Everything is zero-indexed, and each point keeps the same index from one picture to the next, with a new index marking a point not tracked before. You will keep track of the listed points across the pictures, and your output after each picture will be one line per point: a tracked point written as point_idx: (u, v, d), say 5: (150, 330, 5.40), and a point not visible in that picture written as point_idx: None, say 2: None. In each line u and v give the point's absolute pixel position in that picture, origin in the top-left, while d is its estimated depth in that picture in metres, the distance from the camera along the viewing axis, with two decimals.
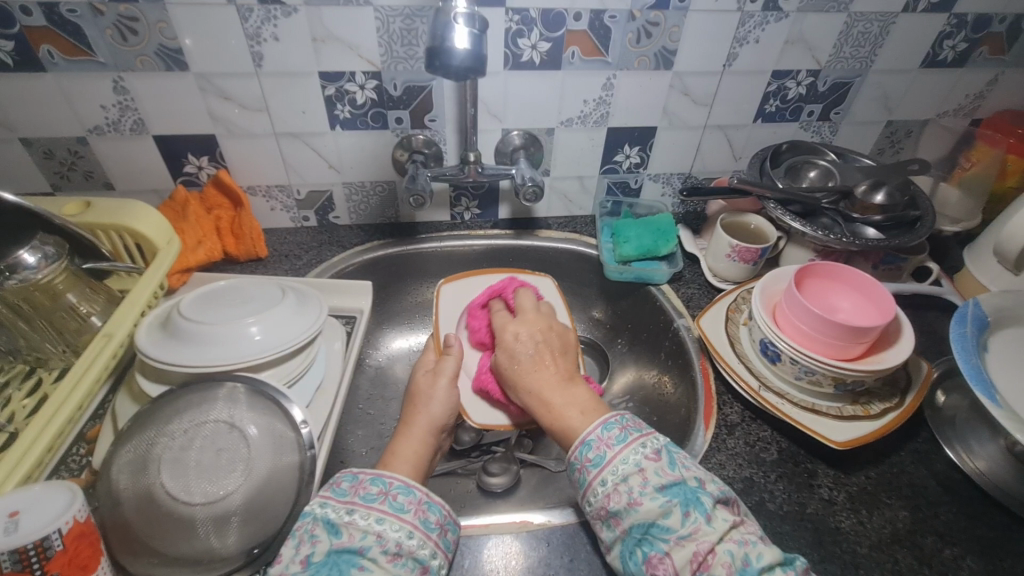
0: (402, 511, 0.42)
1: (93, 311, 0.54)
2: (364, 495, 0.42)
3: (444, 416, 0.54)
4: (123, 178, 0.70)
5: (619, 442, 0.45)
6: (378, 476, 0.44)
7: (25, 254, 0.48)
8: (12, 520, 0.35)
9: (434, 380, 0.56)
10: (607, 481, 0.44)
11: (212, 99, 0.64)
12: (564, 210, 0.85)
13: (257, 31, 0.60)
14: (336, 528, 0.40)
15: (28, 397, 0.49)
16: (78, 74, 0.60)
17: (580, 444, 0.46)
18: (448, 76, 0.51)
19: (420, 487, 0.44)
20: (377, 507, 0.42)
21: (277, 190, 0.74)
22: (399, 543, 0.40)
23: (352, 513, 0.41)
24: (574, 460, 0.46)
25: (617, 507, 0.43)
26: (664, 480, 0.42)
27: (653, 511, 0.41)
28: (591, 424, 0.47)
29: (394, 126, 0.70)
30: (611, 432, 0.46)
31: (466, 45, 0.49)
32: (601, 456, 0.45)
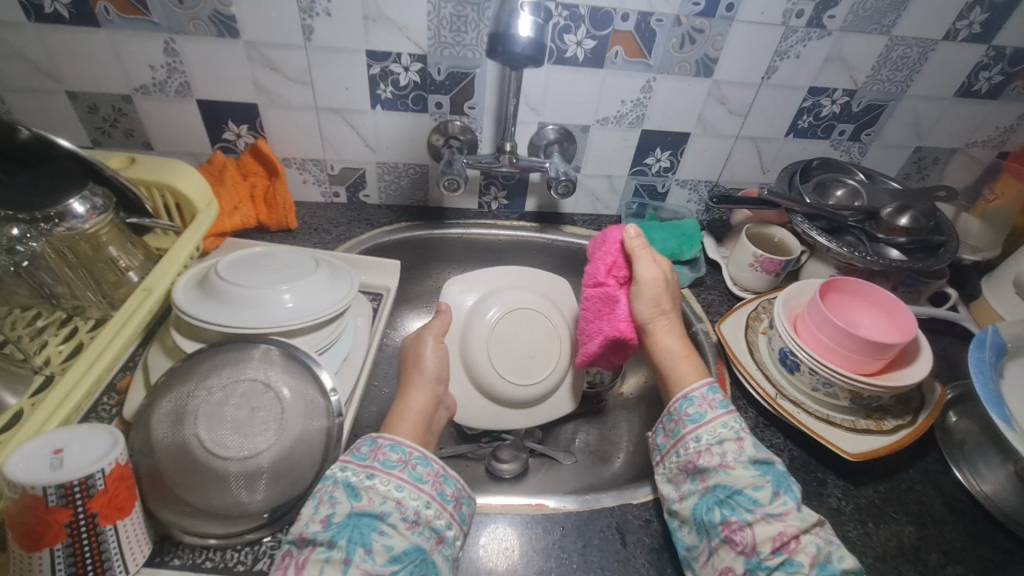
0: (421, 480, 0.43)
1: (131, 266, 0.55)
2: (383, 461, 0.43)
3: (438, 369, 0.56)
4: (162, 139, 0.71)
5: (721, 406, 0.49)
6: (397, 444, 0.45)
7: (75, 203, 0.48)
8: (57, 457, 0.36)
9: (421, 338, 0.58)
10: (702, 438, 0.48)
11: (259, 69, 0.65)
12: (590, 208, 0.86)
13: (311, 4, 0.60)
14: (356, 491, 0.41)
15: (64, 343, 0.50)
16: (131, 33, 0.61)
17: (683, 398, 0.50)
18: (507, 62, 0.52)
19: (437, 460, 0.46)
20: (396, 474, 0.43)
21: (311, 163, 0.75)
22: (417, 512, 0.41)
23: (372, 478, 0.42)
24: (672, 411, 0.51)
25: (706, 465, 0.46)
26: (758, 456, 0.46)
27: (742, 478, 0.44)
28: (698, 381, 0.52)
29: (433, 111, 0.71)
30: (716, 396, 0.50)
31: (528, 33, 0.50)
32: (701, 413, 0.49)
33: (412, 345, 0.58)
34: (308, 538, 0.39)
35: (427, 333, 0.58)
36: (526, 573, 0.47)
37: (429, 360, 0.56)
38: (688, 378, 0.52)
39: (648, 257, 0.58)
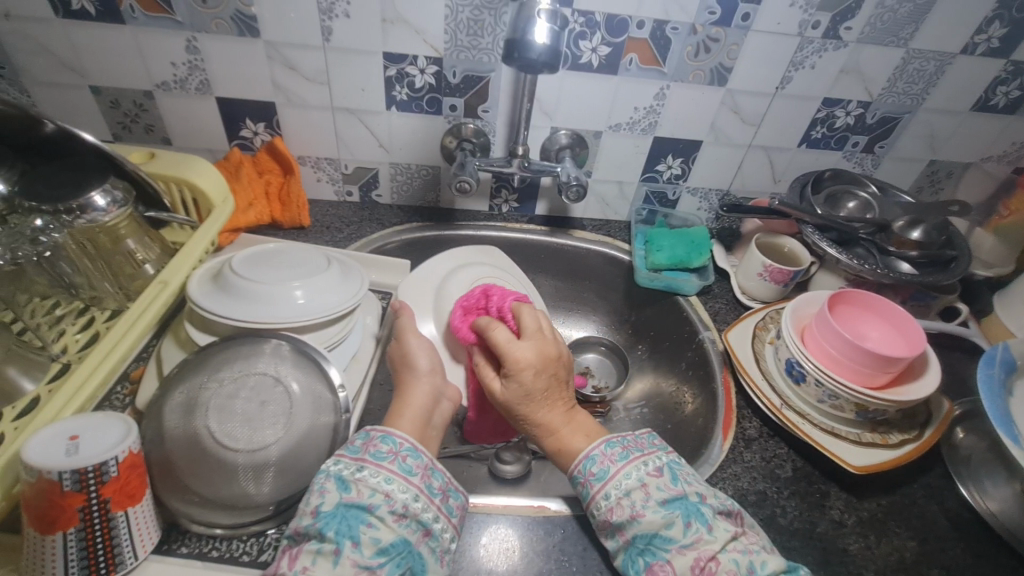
0: (410, 473, 0.43)
1: (148, 259, 0.56)
2: (374, 453, 0.44)
3: (432, 363, 0.54)
4: (181, 135, 0.72)
5: (622, 458, 0.46)
6: (387, 435, 0.45)
7: (97, 196, 0.49)
8: (73, 443, 0.37)
9: (401, 343, 0.56)
10: (610, 495, 0.44)
11: (278, 68, 0.66)
12: (600, 213, 0.86)
13: (331, 6, 0.61)
14: (346, 484, 0.42)
15: (80, 332, 0.51)
16: (155, 30, 0.62)
17: (584, 458, 0.47)
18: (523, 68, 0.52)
19: (425, 450, 0.46)
20: (385, 466, 0.43)
21: (325, 162, 0.76)
22: (405, 505, 0.41)
23: (361, 470, 0.42)
24: (577, 473, 0.47)
25: (620, 519, 0.44)
26: (666, 495, 0.44)
27: (655, 523, 0.42)
28: (594, 439, 0.48)
29: (447, 113, 0.72)
30: (615, 450, 0.47)
31: (545, 40, 0.51)
32: (603, 470, 0.46)
33: (397, 348, 0.56)
34: (303, 530, 0.40)
35: (408, 333, 0.57)
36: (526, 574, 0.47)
37: (419, 358, 0.54)
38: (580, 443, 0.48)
39: (528, 310, 0.54)
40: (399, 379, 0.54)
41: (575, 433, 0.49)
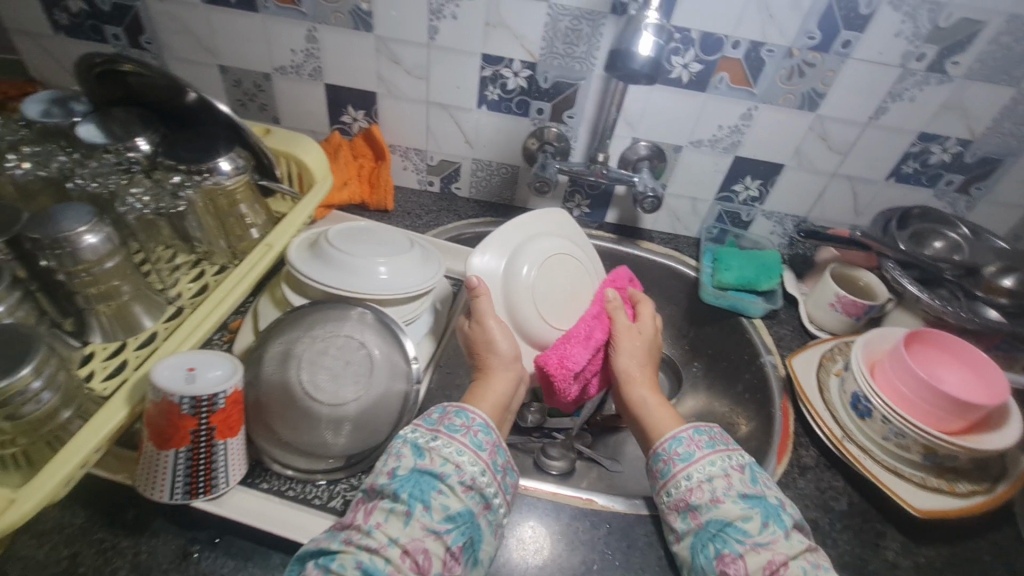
0: (481, 447, 0.46)
1: (255, 224, 0.61)
2: (449, 425, 0.47)
3: (512, 350, 0.57)
4: (289, 115, 0.79)
5: (709, 447, 0.48)
6: (462, 410, 0.48)
7: (222, 161, 0.55)
8: (190, 373, 0.42)
9: (483, 325, 0.58)
10: (692, 476, 0.46)
11: (384, 62, 0.71)
12: (669, 226, 0.87)
13: (440, 8, 0.66)
14: (421, 452, 0.45)
15: (192, 282, 0.58)
16: (282, 19, 0.69)
17: (671, 438, 0.49)
18: (623, 78, 0.55)
19: (496, 430, 0.49)
20: (458, 438, 0.46)
21: (413, 152, 0.81)
22: (473, 478, 0.44)
23: (436, 440, 0.45)
24: (661, 451, 0.50)
25: (697, 501, 0.45)
26: (746, 491, 0.45)
27: (733, 513, 0.43)
28: (680, 426, 0.51)
29: (534, 116, 0.75)
30: (703, 437, 0.49)
31: (648, 52, 0.53)
32: (689, 453, 0.48)
33: (477, 329, 0.58)
34: (378, 488, 0.43)
35: (488, 317, 0.57)
36: (568, 560, 0.49)
37: (502, 342, 0.56)
38: (666, 425, 0.52)
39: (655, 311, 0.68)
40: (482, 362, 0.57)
41: (662, 415, 0.53)
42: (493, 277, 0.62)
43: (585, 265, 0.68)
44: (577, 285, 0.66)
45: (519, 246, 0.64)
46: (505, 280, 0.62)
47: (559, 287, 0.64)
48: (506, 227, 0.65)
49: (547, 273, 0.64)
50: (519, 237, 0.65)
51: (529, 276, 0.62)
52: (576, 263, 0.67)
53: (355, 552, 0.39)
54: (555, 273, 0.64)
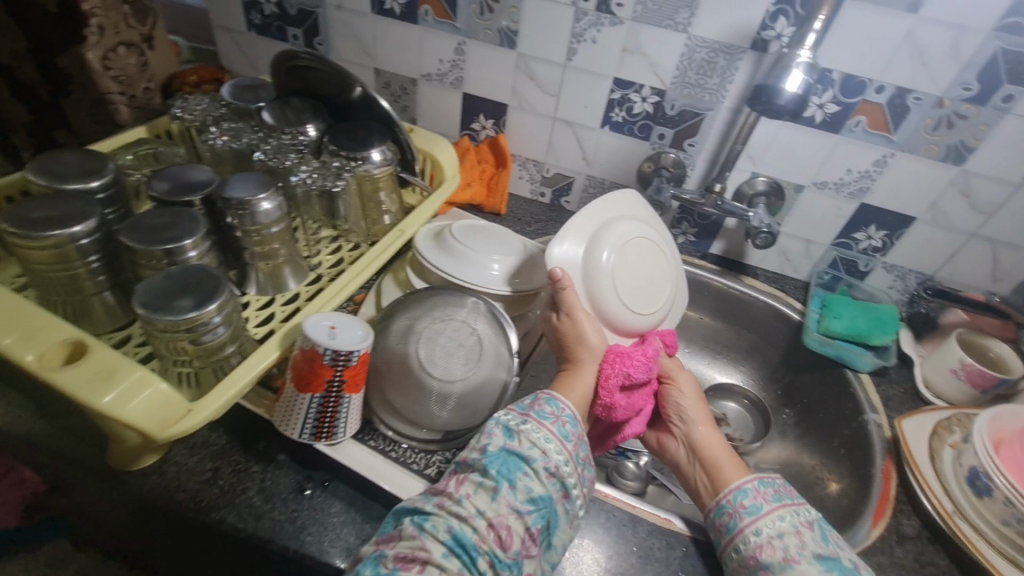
0: (567, 438, 0.48)
1: (389, 211, 0.68)
2: (539, 412, 0.49)
3: (598, 340, 0.58)
4: (426, 117, 0.86)
5: (777, 501, 0.48)
6: (552, 400, 0.51)
7: (375, 151, 0.62)
8: (332, 330, 0.48)
9: (574, 320, 0.58)
10: (761, 531, 0.45)
11: (521, 77, 0.77)
12: (777, 266, 0.84)
13: (582, 32, 0.70)
14: (510, 433, 0.47)
15: (331, 255, 0.65)
16: (436, 32, 0.76)
17: (735, 490, 0.49)
18: (765, 111, 0.59)
19: (580, 424, 0.51)
20: (547, 425, 0.48)
21: (531, 163, 0.86)
22: (557, 466, 0.46)
23: (526, 424, 0.48)
24: (726, 502, 0.49)
25: (769, 559, 0.44)
26: (822, 550, 0.43)
27: (810, 574, 0.41)
28: (746, 476, 0.51)
29: (655, 140, 0.77)
30: (770, 489, 0.49)
31: (795, 88, 0.56)
32: (756, 505, 0.47)
33: (566, 323, 0.59)
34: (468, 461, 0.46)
35: (577, 311, 0.58)
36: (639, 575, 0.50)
37: (592, 336, 0.58)
38: (734, 474, 0.52)
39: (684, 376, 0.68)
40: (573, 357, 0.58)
41: (727, 464, 0.53)
42: (573, 264, 0.62)
43: (662, 246, 0.68)
44: (654, 269, 0.66)
45: (593, 234, 0.63)
46: (586, 266, 0.62)
47: (637, 271, 0.64)
48: (585, 212, 0.63)
49: (624, 258, 0.63)
50: (596, 221, 0.64)
51: (610, 261, 0.62)
52: (654, 247, 0.67)
53: (447, 517, 0.42)
54: (632, 257, 0.64)
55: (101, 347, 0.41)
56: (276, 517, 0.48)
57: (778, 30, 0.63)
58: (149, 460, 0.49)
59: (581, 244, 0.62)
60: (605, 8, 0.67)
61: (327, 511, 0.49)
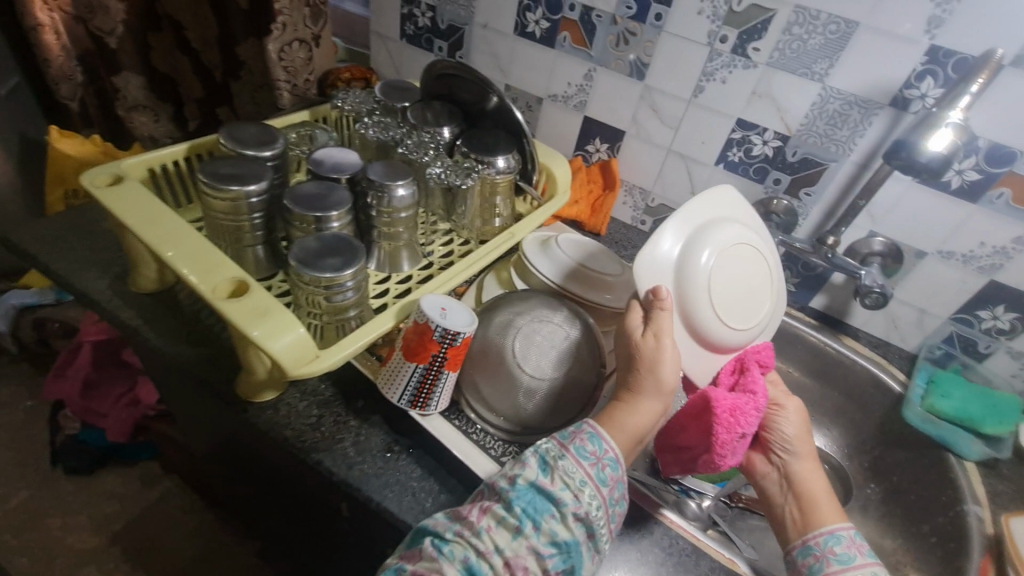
0: (603, 483, 0.45)
1: (501, 215, 0.73)
2: (579, 449, 0.46)
3: (673, 375, 0.51)
4: (544, 134, 0.92)
5: (871, 556, 0.45)
6: (596, 436, 0.47)
7: (500, 158, 0.67)
8: (444, 311, 0.53)
9: (655, 341, 0.52)
10: None
11: (643, 108, 0.80)
12: (882, 332, 0.80)
13: (713, 72, 0.72)
14: (545, 467, 0.45)
15: (443, 246, 0.71)
16: (570, 57, 0.81)
17: (828, 533, 0.47)
18: (902, 168, 0.58)
19: (620, 461, 0.47)
20: (584, 466, 0.45)
21: (638, 190, 0.88)
22: (588, 511, 0.43)
23: (562, 459, 0.45)
24: (814, 544, 0.47)
25: None
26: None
27: None
28: (841, 523, 0.48)
29: (769, 185, 0.77)
30: (863, 544, 0.47)
31: (939, 146, 0.55)
32: (848, 555, 0.45)
33: (643, 343, 0.52)
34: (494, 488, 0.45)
35: (666, 336, 0.52)
36: None
37: (668, 369, 0.51)
38: (828, 514, 0.48)
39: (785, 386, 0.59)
40: (636, 383, 0.52)
41: (827, 503, 0.49)
42: (665, 273, 0.57)
43: (762, 252, 0.63)
44: (751, 278, 0.61)
45: (687, 237, 0.59)
46: (682, 274, 0.57)
47: (736, 278, 0.59)
48: (679, 216, 0.59)
49: (722, 263, 0.58)
50: (690, 226, 0.59)
51: (709, 269, 0.57)
52: (754, 252, 0.62)
53: (466, 547, 0.41)
54: (731, 263, 0.59)
55: (258, 289, 0.49)
56: (366, 469, 0.53)
57: (922, 90, 0.62)
58: (274, 394, 0.56)
59: (673, 251, 0.58)
60: (741, 51, 0.69)
61: (409, 475, 0.53)
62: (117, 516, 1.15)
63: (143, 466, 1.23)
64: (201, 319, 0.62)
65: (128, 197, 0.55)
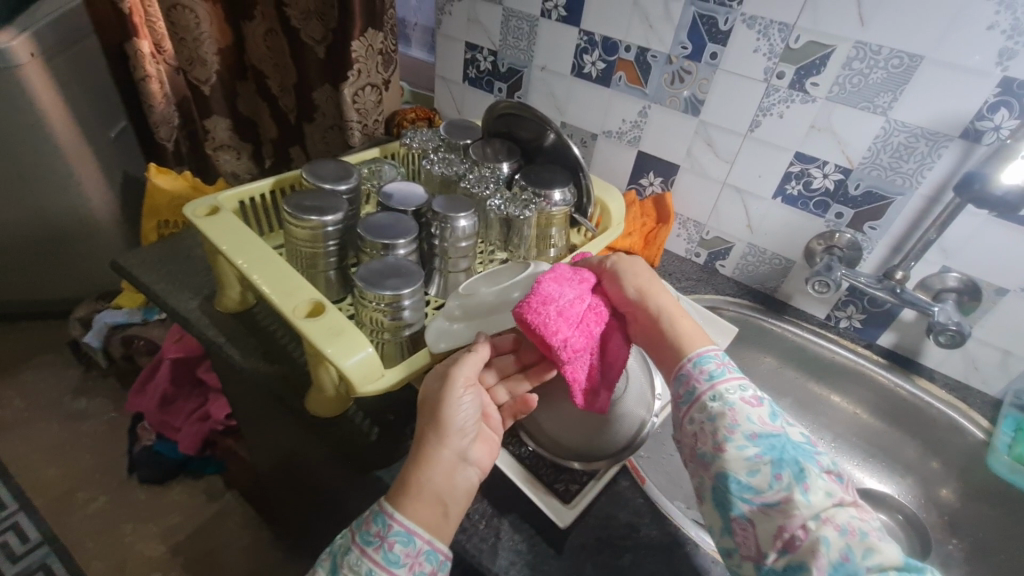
0: (396, 564, 0.40)
1: (556, 246, 0.75)
2: (364, 534, 0.42)
3: (466, 418, 0.46)
4: (598, 168, 0.94)
5: (711, 379, 0.47)
6: (380, 513, 0.42)
7: (558, 192, 0.70)
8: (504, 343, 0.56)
9: (439, 387, 0.47)
10: (695, 420, 0.46)
11: (698, 142, 0.81)
12: (961, 373, 0.75)
13: (769, 106, 0.72)
14: (334, 570, 0.42)
15: None
16: (625, 96, 0.84)
17: (674, 380, 0.49)
18: (975, 202, 0.56)
19: (410, 524, 0.41)
20: (370, 553, 0.40)
21: (692, 224, 0.88)
22: None
23: (348, 553, 0.41)
24: (678, 394, 0.49)
25: (704, 450, 0.44)
26: (757, 429, 0.43)
27: (736, 458, 0.42)
28: (697, 351, 0.50)
29: (830, 218, 0.75)
30: (705, 368, 0.48)
31: (1014, 178, 0.53)
32: (690, 392, 0.47)
33: (432, 393, 0.47)
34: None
35: (451, 376, 0.47)
36: None
37: (452, 411, 0.46)
38: (693, 340, 0.51)
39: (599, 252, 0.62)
40: (419, 441, 0.45)
41: (688, 332, 0.51)
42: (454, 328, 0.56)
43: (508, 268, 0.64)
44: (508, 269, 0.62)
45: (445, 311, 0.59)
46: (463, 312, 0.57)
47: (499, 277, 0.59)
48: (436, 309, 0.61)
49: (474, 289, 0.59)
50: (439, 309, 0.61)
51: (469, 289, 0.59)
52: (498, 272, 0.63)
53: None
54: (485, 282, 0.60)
55: (332, 310, 0.53)
56: None
57: (996, 121, 0.60)
58: (338, 412, 0.59)
59: (443, 319, 0.58)
60: (798, 86, 0.69)
61: None
62: (182, 526, 1.21)
63: (208, 480, 1.30)
64: (276, 339, 0.67)
65: (223, 226, 0.61)
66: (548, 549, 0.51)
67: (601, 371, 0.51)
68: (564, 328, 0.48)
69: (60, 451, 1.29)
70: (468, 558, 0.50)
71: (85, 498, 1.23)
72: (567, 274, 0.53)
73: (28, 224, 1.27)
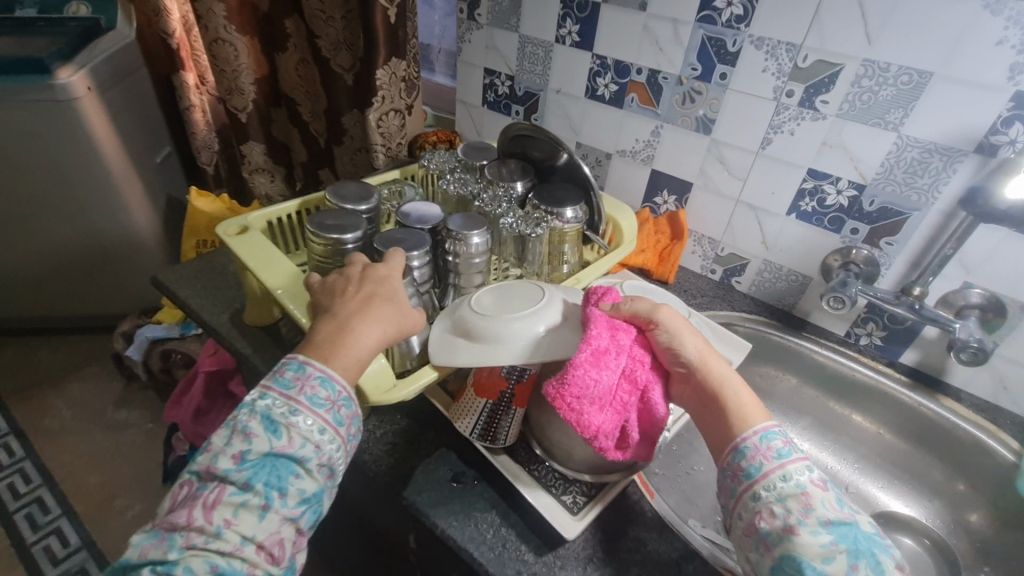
0: (339, 423, 0.46)
1: (568, 262, 0.77)
2: (311, 396, 0.45)
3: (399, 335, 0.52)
4: (613, 186, 0.96)
5: (779, 458, 0.44)
6: (326, 379, 0.46)
7: (569, 210, 0.72)
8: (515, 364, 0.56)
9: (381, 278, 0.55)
10: (760, 496, 0.43)
11: (710, 160, 0.82)
12: (989, 394, 0.73)
13: (780, 124, 0.73)
14: (276, 428, 0.43)
15: None
16: (638, 116, 0.86)
17: (734, 450, 0.46)
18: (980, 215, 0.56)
19: (342, 381, 0.47)
20: (320, 414, 0.45)
21: (707, 241, 0.89)
22: (330, 456, 0.44)
23: (295, 414, 0.44)
24: (732, 465, 0.46)
25: (769, 528, 0.41)
26: (831, 515, 0.41)
27: (809, 543, 0.39)
28: (758, 428, 0.47)
29: (846, 234, 0.75)
30: (772, 445, 0.45)
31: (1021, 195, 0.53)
32: (756, 467, 0.44)
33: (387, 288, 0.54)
34: (217, 471, 0.41)
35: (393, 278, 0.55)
36: None
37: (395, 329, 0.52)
38: (752, 414, 0.48)
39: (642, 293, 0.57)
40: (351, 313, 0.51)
41: (746, 404, 0.49)
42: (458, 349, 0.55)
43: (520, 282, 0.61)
44: (521, 288, 0.59)
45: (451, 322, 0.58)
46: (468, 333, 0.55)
47: (508, 301, 0.57)
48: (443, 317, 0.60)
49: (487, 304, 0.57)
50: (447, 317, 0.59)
51: (478, 310, 0.56)
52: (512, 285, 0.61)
53: (207, 555, 0.38)
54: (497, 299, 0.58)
55: None
56: (434, 497, 0.56)
57: (1011, 136, 0.59)
58: None
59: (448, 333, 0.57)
60: (809, 104, 0.70)
61: (472, 506, 0.56)
62: None
63: None
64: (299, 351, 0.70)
65: (251, 244, 0.65)
66: (555, 561, 0.52)
67: (642, 429, 0.50)
68: (602, 413, 0.48)
69: (102, 458, 1.36)
70: (477, 566, 0.51)
71: (123, 505, 1.28)
72: (604, 347, 0.49)
73: (80, 244, 1.36)
